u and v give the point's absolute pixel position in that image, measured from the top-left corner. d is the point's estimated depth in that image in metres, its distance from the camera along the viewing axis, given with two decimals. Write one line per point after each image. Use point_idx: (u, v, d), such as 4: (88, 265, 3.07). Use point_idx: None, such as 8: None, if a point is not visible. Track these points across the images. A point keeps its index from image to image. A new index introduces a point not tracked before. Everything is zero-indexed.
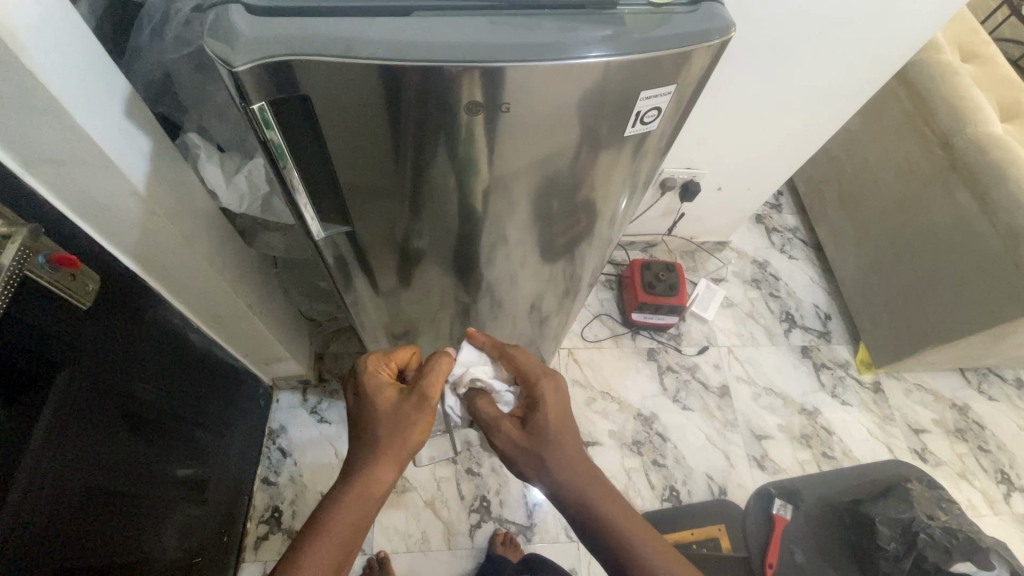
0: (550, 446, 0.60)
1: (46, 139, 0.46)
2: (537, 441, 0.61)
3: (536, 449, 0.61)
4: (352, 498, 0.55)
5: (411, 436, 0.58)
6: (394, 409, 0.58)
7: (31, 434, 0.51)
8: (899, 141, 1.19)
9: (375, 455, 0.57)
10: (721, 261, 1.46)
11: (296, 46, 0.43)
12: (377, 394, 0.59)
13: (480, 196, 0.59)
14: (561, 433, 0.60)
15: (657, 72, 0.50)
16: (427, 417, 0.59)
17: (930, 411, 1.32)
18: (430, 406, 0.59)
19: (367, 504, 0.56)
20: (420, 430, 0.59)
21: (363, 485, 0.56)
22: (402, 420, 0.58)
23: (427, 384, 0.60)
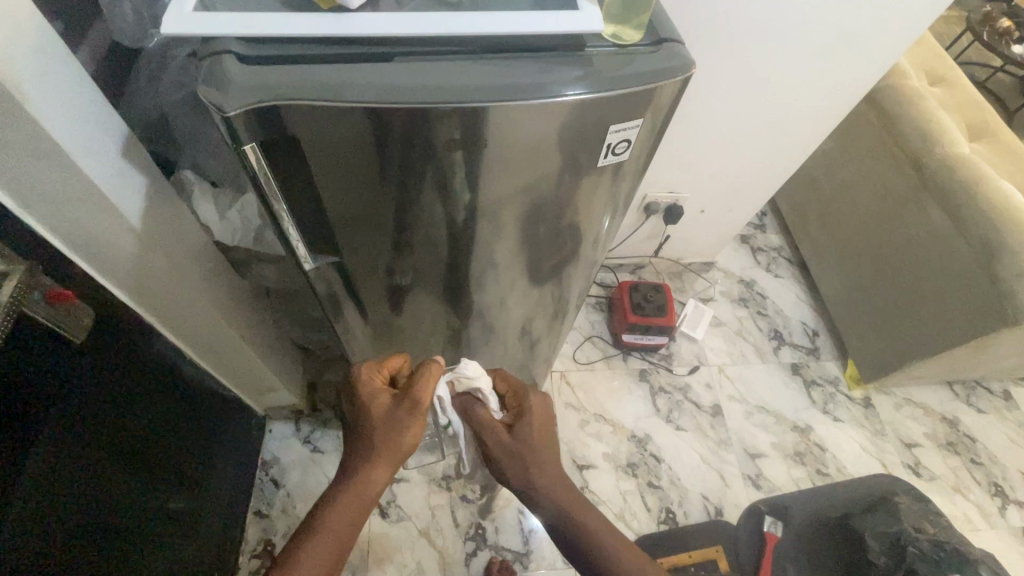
0: (538, 452, 0.63)
1: (46, 183, 0.48)
2: (525, 447, 0.63)
3: (524, 454, 0.63)
4: (345, 504, 0.57)
5: (403, 442, 0.58)
6: (385, 414, 0.59)
7: (20, 474, 0.51)
8: (872, 162, 1.23)
9: (366, 462, 0.58)
10: (708, 281, 1.48)
11: (283, 91, 0.45)
12: (371, 400, 0.60)
13: (466, 224, 0.62)
14: (545, 441, 0.64)
15: (629, 105, 0.53)
16: (417, 422, 0.59)
17: (921, 425, 1.33)
18: (421, 412, 0.59)
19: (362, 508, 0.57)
20: (412, 435, 0.59)
21: (357, 488, 0.57)
22: (393, 425, 0.58)
23: (418, 390, 0.59)
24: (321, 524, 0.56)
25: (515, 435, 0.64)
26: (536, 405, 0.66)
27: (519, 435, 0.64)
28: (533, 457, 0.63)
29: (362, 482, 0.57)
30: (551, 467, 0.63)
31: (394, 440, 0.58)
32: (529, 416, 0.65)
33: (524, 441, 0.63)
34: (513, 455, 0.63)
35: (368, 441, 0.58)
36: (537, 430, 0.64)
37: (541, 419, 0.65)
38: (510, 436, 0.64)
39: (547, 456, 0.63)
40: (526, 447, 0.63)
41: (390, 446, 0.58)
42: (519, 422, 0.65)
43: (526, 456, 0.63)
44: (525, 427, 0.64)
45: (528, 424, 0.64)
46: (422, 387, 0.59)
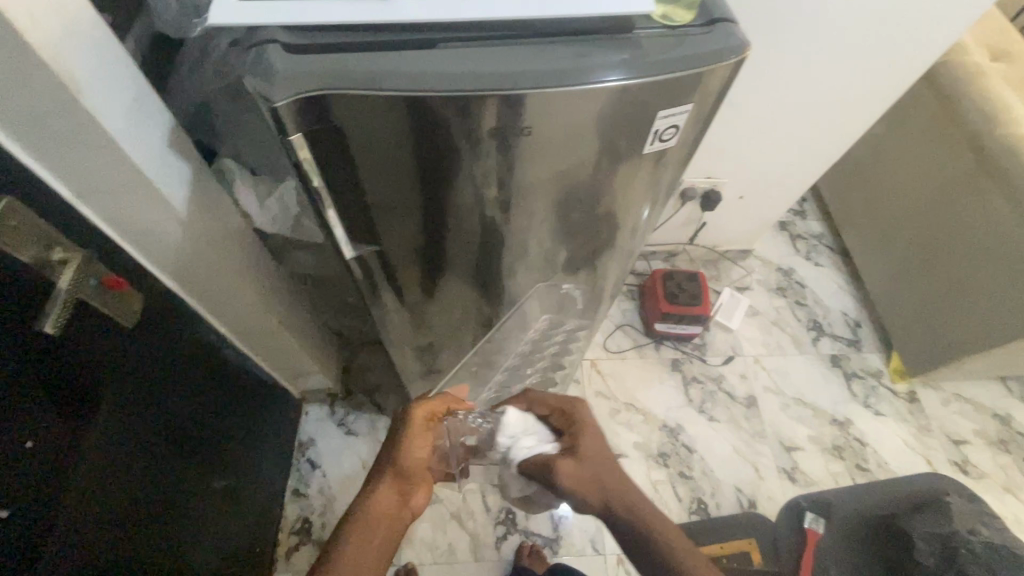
0: (607, 469, 0.62)
1: (99, 173, 0.50)
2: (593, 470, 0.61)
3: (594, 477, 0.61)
4: (361, 523, 0.59)
5: (409, 454, 0.63)
6: (389, 432, 0.65)
7: (82, 452, 0.53)
8: (926, 145, 1.16)
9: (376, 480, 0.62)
10: (745, 269, 1.44)
11: (329, 80, 0.45)
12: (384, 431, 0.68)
13: (503, 212, 0.61)
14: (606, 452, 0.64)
15: (674, 90, 0.51)
16: (418, 434, 0.64)
17: (971, 421, 1.27)
18: (420, 423, 0.64)
19: (373, 527, 0.59)
20: (417, 447, 0.64)
21: (370, 505, 0.61)
22: (396, 437, 0.64)
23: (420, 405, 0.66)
24: (338, 545, 0.58)
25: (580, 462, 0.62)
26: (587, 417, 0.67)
27: (583, 452, 0.63)
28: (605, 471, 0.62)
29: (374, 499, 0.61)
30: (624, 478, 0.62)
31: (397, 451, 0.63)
32: (585, 435, 0.65)
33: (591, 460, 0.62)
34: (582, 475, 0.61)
35: (378, 461, 0.64)
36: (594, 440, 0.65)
37: (596, 432, 0.66)
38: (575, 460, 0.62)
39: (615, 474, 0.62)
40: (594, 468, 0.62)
41: (396, 460, 0.62)
42: (579, 440, 0.65)
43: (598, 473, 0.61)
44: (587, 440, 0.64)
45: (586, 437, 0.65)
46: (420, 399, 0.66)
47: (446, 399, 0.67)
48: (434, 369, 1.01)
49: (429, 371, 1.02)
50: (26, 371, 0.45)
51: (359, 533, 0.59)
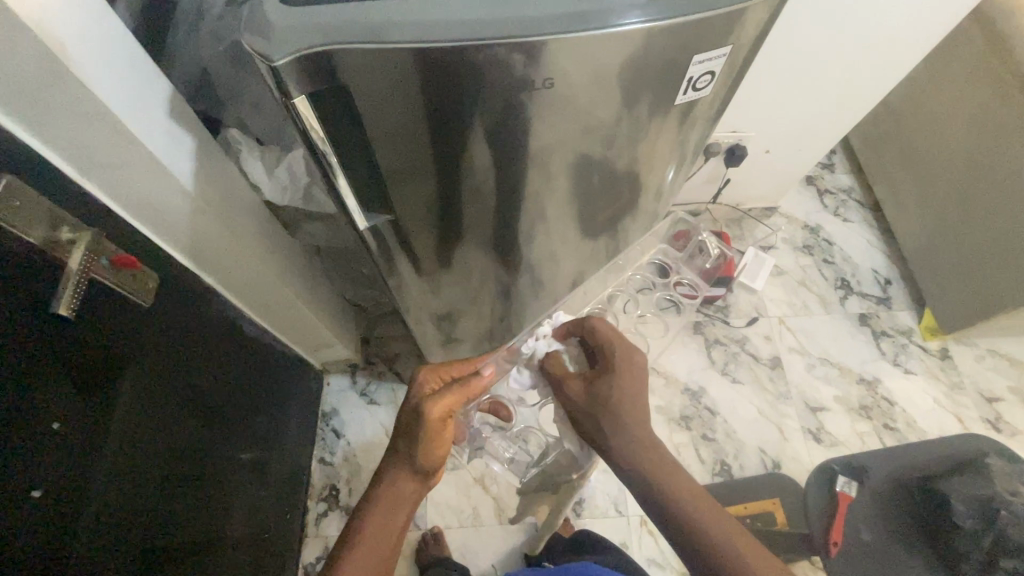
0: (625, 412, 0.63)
1: (102, 147, 0.48)
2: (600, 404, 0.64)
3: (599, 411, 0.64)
4: (380, 504, 0.63)
5: (429, 452, 0.63)
6: (405, 423, 0.64)
7: (108, 430, 0.53)
8: (969, 88, 1.09)
9: (394, 468, 0.64)
10: (770, 227, 1.39)
11: (330, 35, 0.42)
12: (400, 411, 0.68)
13: (522, 174, 0.59)
14: (641, 403, 0.64)
15: (705, 36, 0.48)
16: (437, 435, 0.63)
17: (1005, 378, 1.23)
18: (436, 424, 0.62)
19: (396, 509, 0.63)
20: (438, 446, 0.64)
21: (391, 488, 0.64)
22: (415, 435, 0.63)
23: (432, 403, 0.63)
24: (361, 523, 0.62)
25: (590, 392, 0.66)
26: (634, 359, 0.66)
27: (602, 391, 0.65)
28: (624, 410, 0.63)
29: (394, 485, 0.64)
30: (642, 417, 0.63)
31: (416, 448, 0.63)
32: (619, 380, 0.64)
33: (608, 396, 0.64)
34: (587, 411, 0.65)
35: (397, 448, 0.65)
36: (631, 388, 0.64)
37: (633, 388, 0.64)
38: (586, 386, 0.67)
39: (635, 413, 0.63)
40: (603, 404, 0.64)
41: (412, 455, 0.63)
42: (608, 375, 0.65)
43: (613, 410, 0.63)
44: (612, 387, 0.64)
45: (606, 379, 0.65)
46: (437, 399, 0.63)
47: (461, 394, 0.65)
48: (453, 337, 1.00)
49: (448, 339, 1.01)
50: (43, 352, 0.45)
51: (383, 514, 0.63)
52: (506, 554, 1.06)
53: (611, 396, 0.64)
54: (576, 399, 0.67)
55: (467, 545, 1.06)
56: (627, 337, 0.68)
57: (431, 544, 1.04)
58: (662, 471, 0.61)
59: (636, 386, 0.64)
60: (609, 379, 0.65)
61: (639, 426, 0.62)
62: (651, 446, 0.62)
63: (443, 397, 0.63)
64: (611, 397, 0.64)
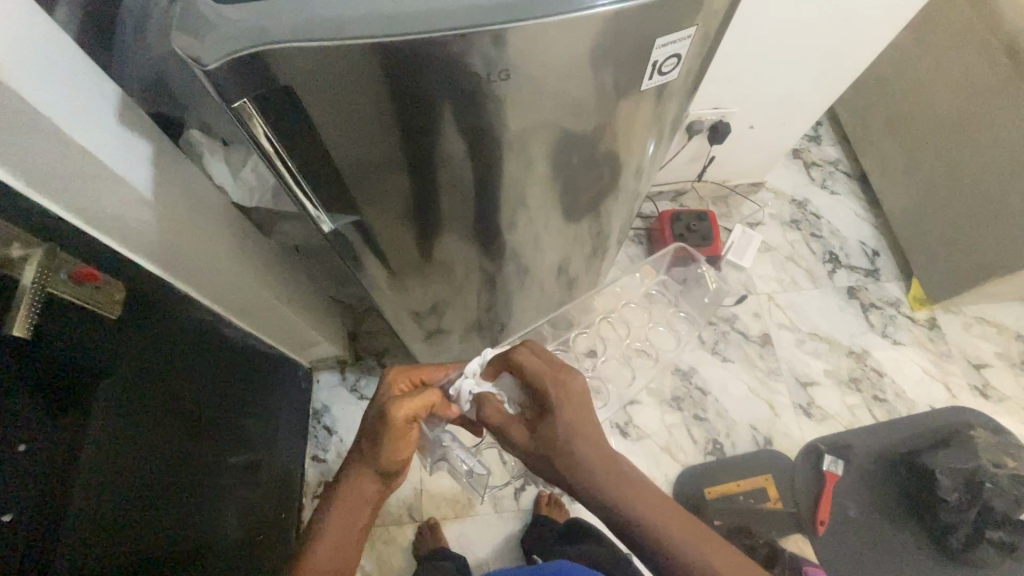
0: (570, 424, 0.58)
1: (54, 161, 0.45)
2: (540, 439, 0.59)
3: (541, 450, 0.59)
4: (338, 508, 0.64)
5: (390, 456, 0.63)
6: (370, 423, 0.64)
7: (82, 448, 0.52)
8: (954, 55, 1.08)
9: (355, 471, 0.64)
10: (757, 204, 1.37)
11: (265, 34, 0.40)
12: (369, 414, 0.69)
13: (494, 164, 0.57)
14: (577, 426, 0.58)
15: (675, 13, 0.46)
16: (399, 440, 0.62)
17: (993, 344, 1.24)
18: (400, 429, 0.61)
19: (354, 513, 0.64)
20: (400, 450, 0.63)
21: (353, 487, 0.64)
22: (376, 434, 0.62)
23: (397, 407, 0.61)
24: (320, 525, 0.63)
25: (535, 433, 0.60)
26: (576, 387, 0.60)
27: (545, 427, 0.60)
28: (570, 427, 0.58)
29: (355, 489, 0.64)
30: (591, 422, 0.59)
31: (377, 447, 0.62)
32: (562, 406, 0.59)
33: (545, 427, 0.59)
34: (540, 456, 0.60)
35: (360, 448, 0.64)
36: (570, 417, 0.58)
37: (578, 411, 0.59)
38: (528, 430, 0.62)
39: (583, 434, 0.57)
40: (545, 441, 0.59)
41: (373, 459, 0.63)
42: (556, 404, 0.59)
43: (558, 435, 0.58)
44: (552, 420, 0.59)
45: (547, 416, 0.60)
46: (400, 402, 0.61)
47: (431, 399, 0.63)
48: (439, 330, 0.99)
49: (435, 332, 1.00)
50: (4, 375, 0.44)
51: (343, 512, 0.63)
52: (503, 541, 1.07)
53: (550, 426, 0.59)
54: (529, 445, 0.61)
55: (464, 535, 1.07)
56: (559, 365, 0.62)
57: (428, 536, 1.04)
58: (621, 485, 0.55)
59: (584, 414, 0.59)
60: (547, 414, 0.60)
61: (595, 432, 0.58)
62: (596, 455, 0.56)
63: (406, 401, 0.62)
64: (554, 429, 0.58)
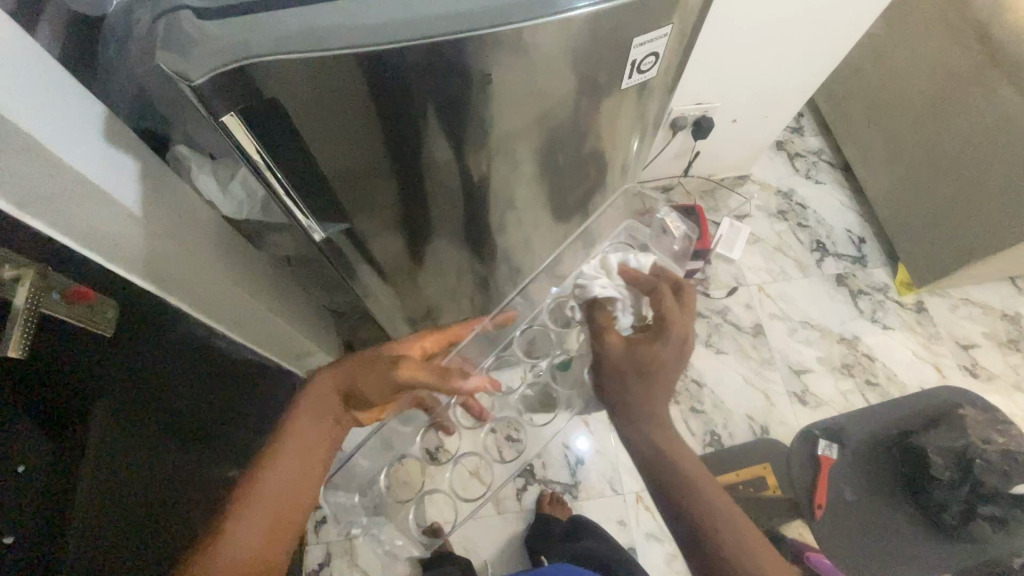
0: (650, 370, 0.63)
1: (37, 180, 0.45)
2: (631, 355, 0.64)
3: (622, 365, 0.64)
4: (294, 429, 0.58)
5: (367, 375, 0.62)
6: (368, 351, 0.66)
7: (81, 467, 0.52)
8: (929, 42, 1.10)
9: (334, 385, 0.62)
10: (743, 197, 1.39)
11: (250, 47, 0.41)
12: (326, 383, 0.61)
13: (482, 167, 0.58)
14: (669, 365, 0.63)
15: (651, 13, 0.47)
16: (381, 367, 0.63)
17: (979, 324, 1.26)
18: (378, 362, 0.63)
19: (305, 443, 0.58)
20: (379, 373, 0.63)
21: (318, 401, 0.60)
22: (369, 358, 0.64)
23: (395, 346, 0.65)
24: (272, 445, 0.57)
25: (627, 344, 0.65)
26: (664, 346, 0.63)
27: (642, 351, 0.63)
28: (644, 372, 0.63)
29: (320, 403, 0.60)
30: (660, 376, 0.63)
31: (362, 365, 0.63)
32: (657, 345, 0.63)
33: (637, 359, 0.63)
34: (621, 364, 0.64)
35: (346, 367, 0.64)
36: (674, 364, 0.63)
37: (662, 359, 0.63)
38: (623, 343, 0.65)
39: (649, 381, 0.63)
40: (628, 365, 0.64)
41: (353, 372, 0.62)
42: (659, 334, 0.63)
43: (631, 368, 0.63)
44: (647, 348, 0.63)
45: (653, 344, 0.63)
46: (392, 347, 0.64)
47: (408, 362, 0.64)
48: None
49: None
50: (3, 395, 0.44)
51: (291, 475, 0.56)
52: (506, 542, 1.07)
53: (642, 352, 0.63)
54: (617, 355, 0.65)
55: (468, 538, 1.07)
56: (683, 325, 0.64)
57: None
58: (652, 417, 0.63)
59: (661, 360, 0.63)
60: (651, 340, 0.63)
61: (644, 397, 0.64)
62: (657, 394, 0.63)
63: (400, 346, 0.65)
64: (643, 352, 0.63)
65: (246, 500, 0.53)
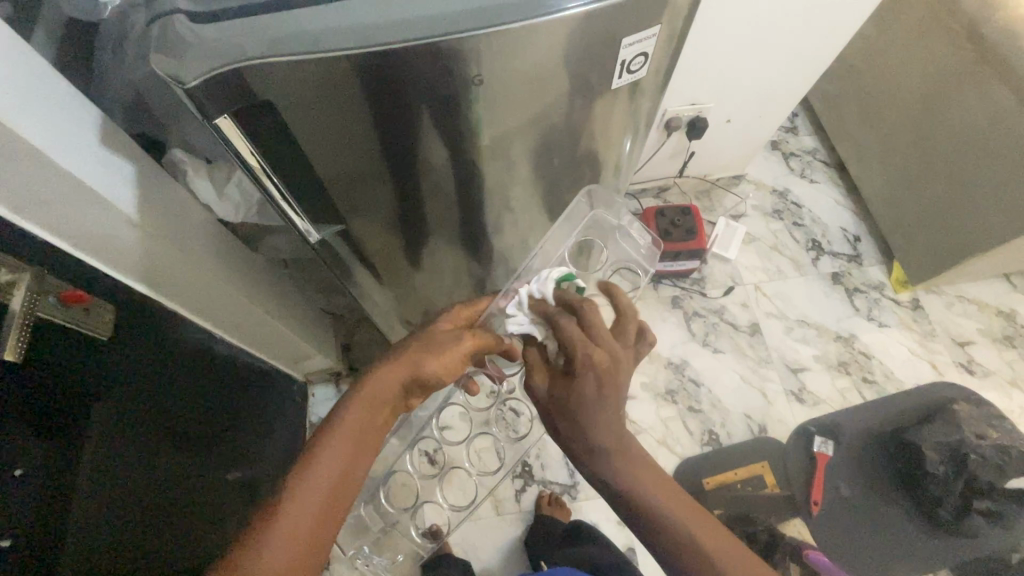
0: (584, 420, 0.49)
1: (33, 184, 0.45)
2: (558, 407, 0.51)
3: (552, 415, 0.52)
4: (352, 412, 0.52)
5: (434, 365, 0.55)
6: (429, 335, 0.58)
7: (79, 470, 0.53)
8: (920, 41, 1.11)
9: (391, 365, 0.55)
10: (738, 196, 1.39)
11: (243, 51, 0.41)
12: (389, 371, 0.54)
13: (476, 168, 0.58)
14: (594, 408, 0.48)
15: (641, 11, 0.47)
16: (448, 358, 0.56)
17: (975, 321, 1.27)
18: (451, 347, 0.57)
19: (361, 432, 0.52)
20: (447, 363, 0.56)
21: (375, 383, 0.53)
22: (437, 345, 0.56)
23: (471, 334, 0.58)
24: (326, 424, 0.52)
25: (553, 392, 0.52)
26: (586, 387, 0.48)
27: (564, 405, 0.50)
28: (578, 423, 0.50)
29: (378, 387, 0.53)
30: (600, 419, 0.49)
31: (427, 354, 0.55)
32: (578, 393, 0.49)
33: (564, 409, 0.50)
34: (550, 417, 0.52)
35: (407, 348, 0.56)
36: (602, 408, 0.48)
37: (593, 410, 0.48)
38: (548, 386, 0.52)
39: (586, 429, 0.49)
40: (558, 412, 0.51)
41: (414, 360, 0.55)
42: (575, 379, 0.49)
43: (562, 416, 0.51)
44: (571, 399, 0.49)
45: (573, 392, 0.49)
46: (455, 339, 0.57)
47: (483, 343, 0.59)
48: None
49: None
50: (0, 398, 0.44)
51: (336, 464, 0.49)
52: (505, 543, 1.07)
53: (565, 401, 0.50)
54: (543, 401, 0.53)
55: (468, 540, 1.07)
56: (602, 360, 0.47)
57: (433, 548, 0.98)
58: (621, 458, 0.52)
59: (591, 405, 0.48)
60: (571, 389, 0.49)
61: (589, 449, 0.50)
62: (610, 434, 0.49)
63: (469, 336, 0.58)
64: (568, 404, 0.50)
65: (295, 490, 0.47)
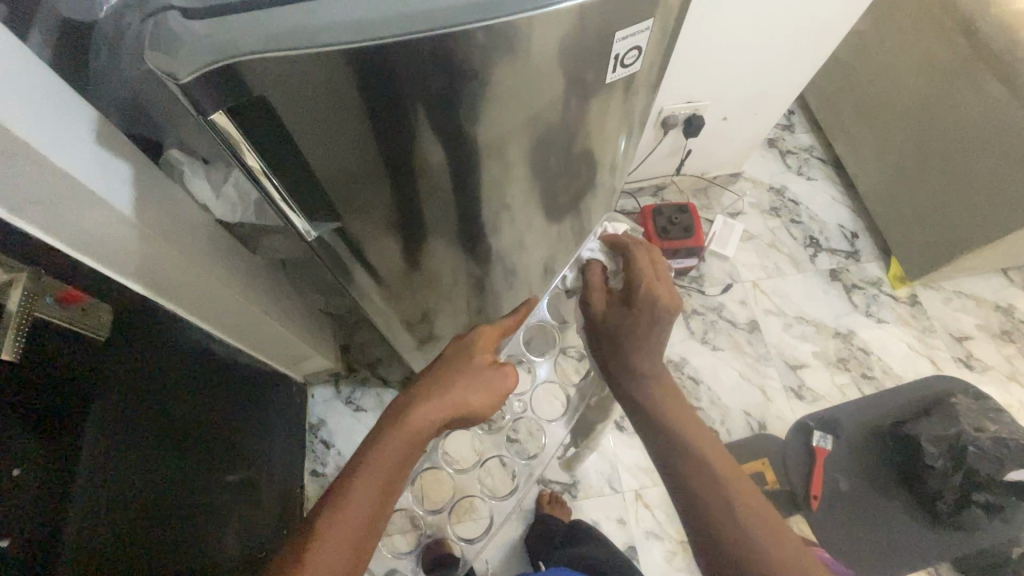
0: (641, 336, 0.59)
1: (28, 185, 0.45)
2: (619, 320, 0.60)
3: (610, 330, 0.60)
4: (389, 450, 0.53)
5: (473, 404, 0.56)
6: (470, 366, 0.58)
7: (77, 471, 0.53)
8: (915, 38, 1.11)
9: (431, 402, 0.55)
10: (736, 193, 1.40)
11: (236, 46, 0.41)
12: (429, 410, 0.55)
13: (473, 167, 0.58)
14: (653, 337, 0.59)
15: (634, 8, 0.48)
16: (486, 398, 0.57)
17: (973, 316, 1.27)
18: (489, 387, 0.57)
19: (397, 466, 0.53)
20: (484, 401, 0.57)
21: (414, 420, 0.54)
22: (476, 382, 0.57)
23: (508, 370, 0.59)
24: (362, 457, 0.53)
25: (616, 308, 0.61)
26: (651, 309, 0.58)
27: (626, 318, 0.59)
28: (634, 339, 0.59)
29: (416, 424, 0.54)
30: (654, 344, 0.59)
31: (467, 393, 0.56)
32: (641, 314, 0.58)
33: (620, 323, 0.60)
34: (606, 330, 0.61)
35: (447, 382, 0.57)
36: (656, 333, 0.59)
37: (650, 332, 0.58)
38: (611, 306, 0.61)
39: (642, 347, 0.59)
40: (616, 330, 0.60)
41: (455, 399, 0.55)
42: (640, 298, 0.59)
43: (619, 332, 0.60)
44: (633, 320, 0.59)
45: (636, 313, 0.59)
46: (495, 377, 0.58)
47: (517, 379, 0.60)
48: (431, 336, 1.00)
49: (426, 339, 1.01)
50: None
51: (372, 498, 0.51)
52: (506, 543, 1.07)
53: (630, 321, 0.59)
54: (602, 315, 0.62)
55: None
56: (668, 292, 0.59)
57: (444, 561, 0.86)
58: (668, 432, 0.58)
59: (651, 331, 0.59)
60: (632, 312, 0.59)
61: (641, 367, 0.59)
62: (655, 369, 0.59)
63: (505, 374, 0.59)
64: (631, 323, 0.59)
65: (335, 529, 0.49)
